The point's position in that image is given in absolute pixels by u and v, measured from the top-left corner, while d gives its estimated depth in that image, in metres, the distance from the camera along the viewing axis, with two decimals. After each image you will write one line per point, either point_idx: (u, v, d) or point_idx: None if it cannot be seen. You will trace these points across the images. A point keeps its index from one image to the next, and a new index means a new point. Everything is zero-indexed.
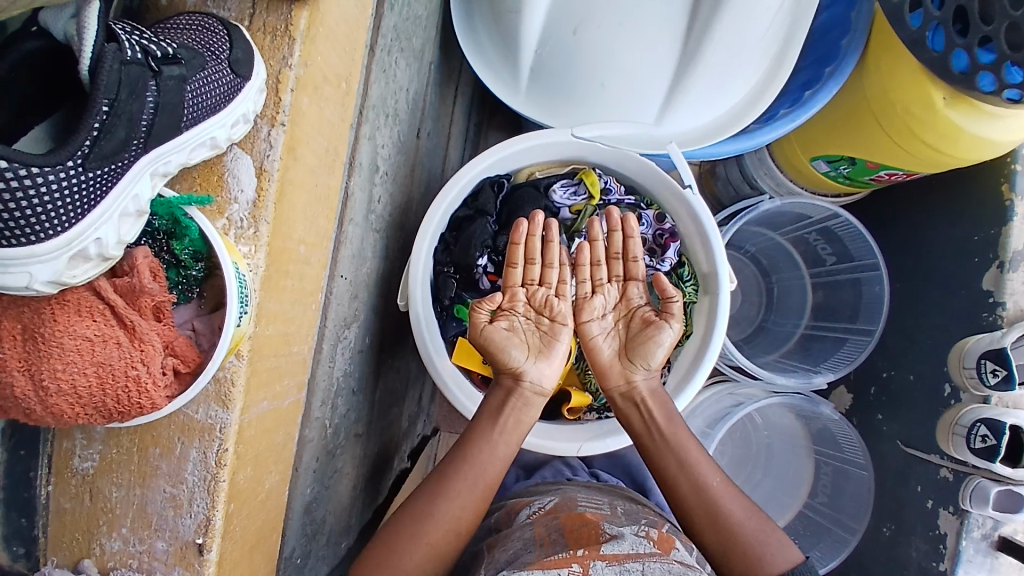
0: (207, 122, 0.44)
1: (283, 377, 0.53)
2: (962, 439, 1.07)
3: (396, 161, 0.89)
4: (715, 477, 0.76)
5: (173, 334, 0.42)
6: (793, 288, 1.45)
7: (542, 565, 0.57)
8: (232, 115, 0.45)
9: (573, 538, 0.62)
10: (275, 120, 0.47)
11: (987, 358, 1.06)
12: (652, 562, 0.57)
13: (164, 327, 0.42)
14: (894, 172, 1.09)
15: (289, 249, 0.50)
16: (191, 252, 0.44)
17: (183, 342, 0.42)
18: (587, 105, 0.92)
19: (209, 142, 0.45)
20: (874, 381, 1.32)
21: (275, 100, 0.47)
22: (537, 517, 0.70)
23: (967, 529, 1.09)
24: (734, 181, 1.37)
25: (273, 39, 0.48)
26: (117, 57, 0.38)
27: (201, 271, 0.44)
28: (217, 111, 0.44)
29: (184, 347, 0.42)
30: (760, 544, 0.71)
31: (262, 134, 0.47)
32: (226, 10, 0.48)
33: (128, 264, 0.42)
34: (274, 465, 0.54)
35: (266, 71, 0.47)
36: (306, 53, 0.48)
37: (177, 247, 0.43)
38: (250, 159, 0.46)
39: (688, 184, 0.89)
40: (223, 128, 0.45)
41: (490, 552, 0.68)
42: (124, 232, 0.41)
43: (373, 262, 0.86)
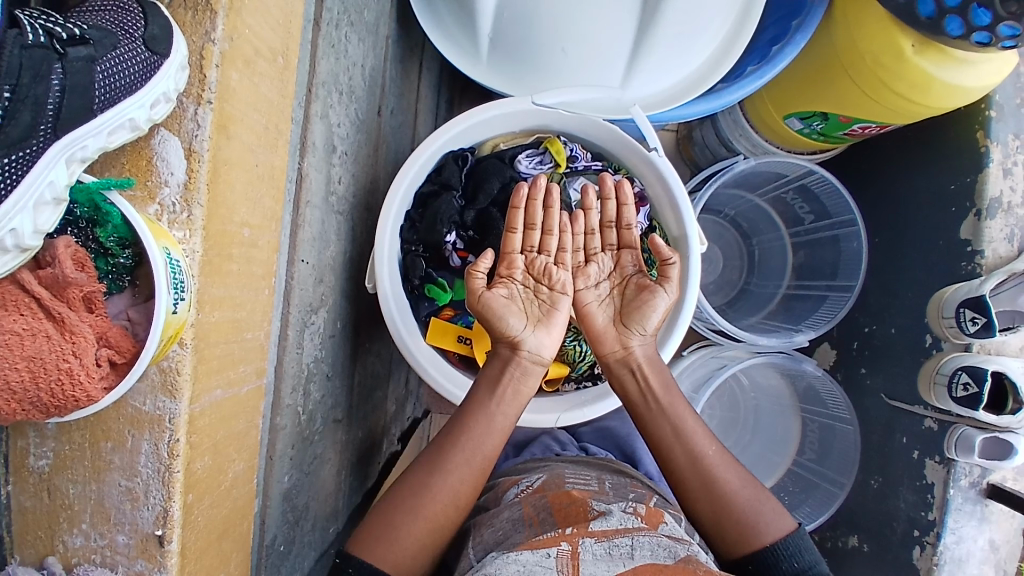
0: (124, 102, 0.42)
1: (238, 364, 0.52)
2: (943, 388, 1.08)
3: (354, 140, 0.87)
4: (709, 447, 0.75)
5: (107, 324, 0.41)
6: (772, 249, 1.45)
7: (530, 545, 0.56)
8: (151, 94, 0.43)
9: (562, 515, 0.62)
10: (201, 98, 0.45)
11: (966, 307, 1.05)
12: (641, 536, 0.56)
13: (97, 318, 0.41)
14: (867, 126, 1.07)
15: (231, 233, 0.48)
16: (116, 239, 0.42)
17: (117, 332, 0.41)
18: (550, 73, 0.90)
19: (129, 124, 0.43)
20: (857, 336, 1.32)
21: (200, 78, 0.45)
22: (525, 496, 0.70)
23: (954, 478, 1.09)
24: (710, 144, 1.36)
25: (195, 14, 0.45)
26: (17, 42, 0.38)
27: (128, 258, 0.43)
28: (135, 90, 0.42)
29: (119, 337, 0.41)
30: (753, 513, 0.71)
31: (189, 113, 0.45)
32: None
33: (50, 254, 0.40)
34: (237, 454, 0.53)
35: (188, 48, 0.45)
36: (231, 27, 0.46)
37: (102, 235, 0.42)
38: (179, 141, 0.44)
39: (653, 147, 0.87)
40: (142, 108, 0.43)
41: (479, 530, 0.68)
42: (41, 221, 0.40)
43: (338, 244, 0.85)
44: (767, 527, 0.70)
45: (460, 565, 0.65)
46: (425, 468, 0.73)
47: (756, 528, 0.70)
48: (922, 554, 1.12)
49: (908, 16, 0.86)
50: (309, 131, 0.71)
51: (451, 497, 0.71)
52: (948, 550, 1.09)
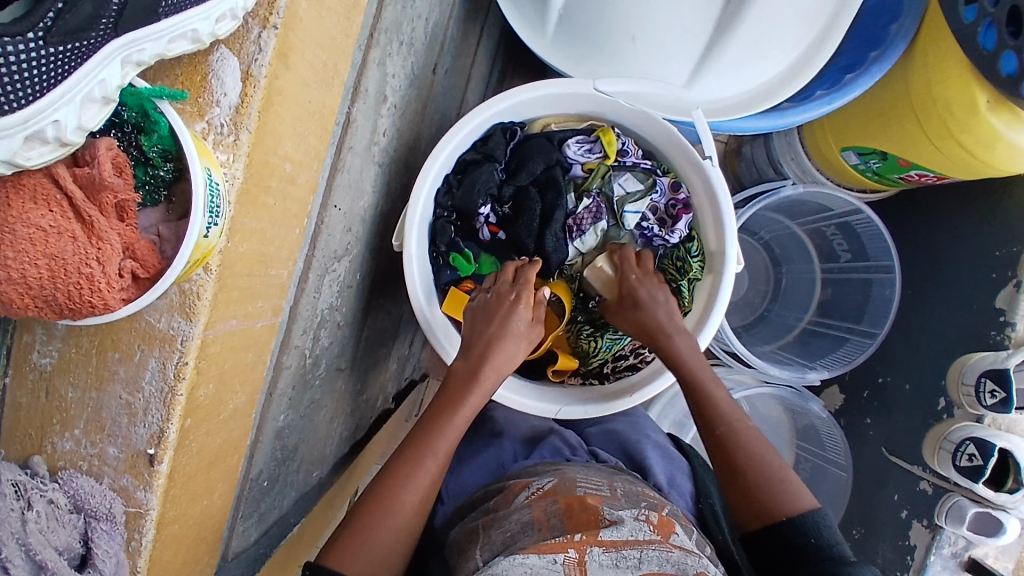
0: (187, 12, 0.40)
1: (257, 298, 0.51)
2: (947, 455, 1.05)
3: (404, 93, 0.85)
4: (735, 420, 0.75)
5: (135, 236, 0.40)
6: (801, 281, 1.42)
7: (537, 550, 0.56)
8: (219, 8, 0.41)
9: (571, 519, 0.61)
10: (267, 22, 0.43)
11: (987, 377, 1.01)
12: (650, 550, 0.56)
13: (126, 227, 0.40)
14: (925, 174, 1.04)
15: (273, 164, 0.47)
16: (159, 150, 0.41)
17: (144, 246, 0.40)
18: (615, 61, 0.88)
19: (191, 35, 0.41)
20: (868, 385, 1.29)
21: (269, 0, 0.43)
22: (536, 499, 0.68)
23: (937, 546, 1.08)
24: (759, 163, 1.32)
25: None
26: None
27: (168, 172, 0.42)
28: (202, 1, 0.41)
29: (145, 252, 0.40)
30: (778, 486, 0.71)
31: (251, 35, 0.43)
32: None
33: (89, 154, 0.40)
34: (241, 387, 0.53)
35: None
36: None
37: (145, 144, 0.41)
38: (237, 61, 0.43)
39: (709, 155, 0.83)
40: (207, 21, 0.41)
41: (487, 532, 0.67)
42: (86, 118, 0.39)
43: (371, 196, 0.84)
44: (790, 503, 0.70)
45: (465, 566, 0.63)
46: (419, 445, 0.70)
47: (777, 504, 0.70)
48: None
49: (990, 74, 0.82)
50: (364, 76, 0.69)
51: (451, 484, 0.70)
52: None
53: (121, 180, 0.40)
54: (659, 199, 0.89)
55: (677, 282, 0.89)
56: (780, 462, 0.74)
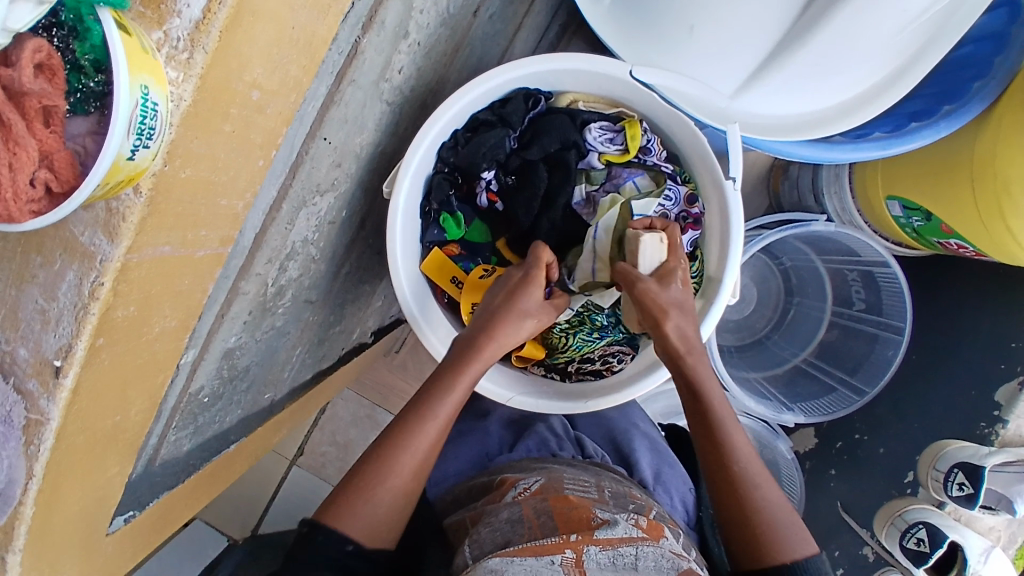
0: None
1: (199, 227, 0.48)
2: (895, 532, 0.99)
3: (432, 32, 0.79)
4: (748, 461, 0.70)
5: (59, 144, 0.36)
6: (809, 317, 1.35)
7: (533, 548, 0.56)
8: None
9: (562, 515, 0.61)
10: None
11: (960, 469, 0.95)
12: (645, 547, 0.57)
13: (50, 134, 0.36)
14: (963, 245, 1.01)
15: (234, 90, 0.43)
16: (93, 61, 0.36)
17: (63, 158, 0.36)
18: (665, 47, 0.81)
19: None
20: (843, 436, 1.24)
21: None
22: (525, 497, 0.67)
23: None
24: (802, 185, 1.23)
25: None
26: None
27: (99, 85, 0.36)
28: None
29: (64, 164, 0.36)
30: (780, 528, 0.67)
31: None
32: None
33: (15, 51, 0.34)
34: (171, 311, 0.51)
35: None
36: None
37: (78, 49, 0.36)
38: None
39: (731, 177, 0.76)
40: None
41: (476, 528, 0.66)
42: (14, 17, 0.33)
43: (371, 135, 0.79)
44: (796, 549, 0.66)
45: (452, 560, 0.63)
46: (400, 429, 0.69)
47: (785, 545, 0.65)
48: None
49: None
50: (382, 6, 0.63)
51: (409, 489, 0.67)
52: None
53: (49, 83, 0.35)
54: (670, 207, 0.83)
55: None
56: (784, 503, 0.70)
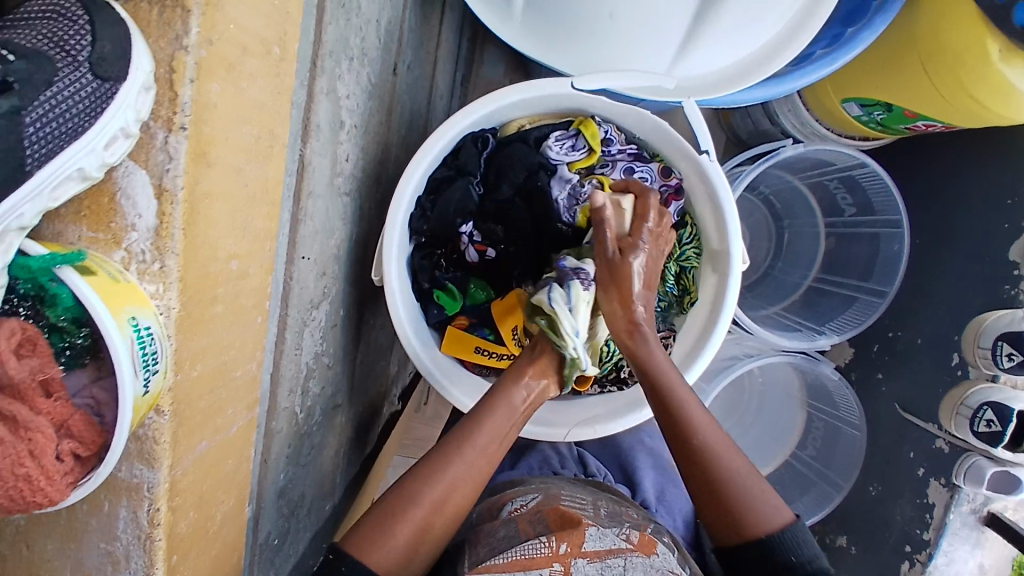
0: (69, 150, 0.36)
1: (225, 407, 0.47)
2: (964, 420, 1.01)
3: (365, 110, 0.77)
4: (705, 427, 0.68)
5: (69, 410, 0.36)
6: (804, 234, 1.35)
7: (520, 563, 0.53)
8: (106, 131, 0.35)
9: (557, 521, 0.57)
10: (171, 124, 0.36)
11: (1003, 340, 0.96)
12: (634, 556, 0.54)
13: (56, 403, 0.36)
14: (931, 123, 0.99)
15: (215, 272, 0.41)
16: (69, 318, 0.37)
17: (79, 421, 0.37)
18: (589, 40, 0.79)
19: (77, 174, 0.36)
20: (878, 339, 1.26)
21: (171, 95, 0.36)
22: (521, 513, 0.62)
23: (957, 504, 1.12)
24: (752, 114, 1.22)
25: (162, 13, 0.36)
26: None
27: (85, 338, 0.37)
28: (82, 133, 0.36)
29: (82, 428, 0.37)
30: (753, 502, 0.66)
31: (158, 142, 0.36)
32: None
33: None
34: (225, 494, 0.50)
35: (154, 59, 0.36)
36: (207, 28, 0.36)
37: (51, 314, 0.37)
38: (148, 176, 0.36)
39: (705, 149, 0.76)
40: (94, 153, 0.36)
41: (475, 546, 0.61)
42: None
43: (343, 230, 0.78)
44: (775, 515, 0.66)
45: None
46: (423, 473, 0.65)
47: (760, 518, 0.66)
48: (910, 569, 1.15)
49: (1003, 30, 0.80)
50: (313, 111, 0.62)
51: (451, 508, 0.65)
52: (938, 569, 1.13)
53: (33, 357, 0.36)
54: (649, 187, 0.83)
55: (667, 264, 0.85)
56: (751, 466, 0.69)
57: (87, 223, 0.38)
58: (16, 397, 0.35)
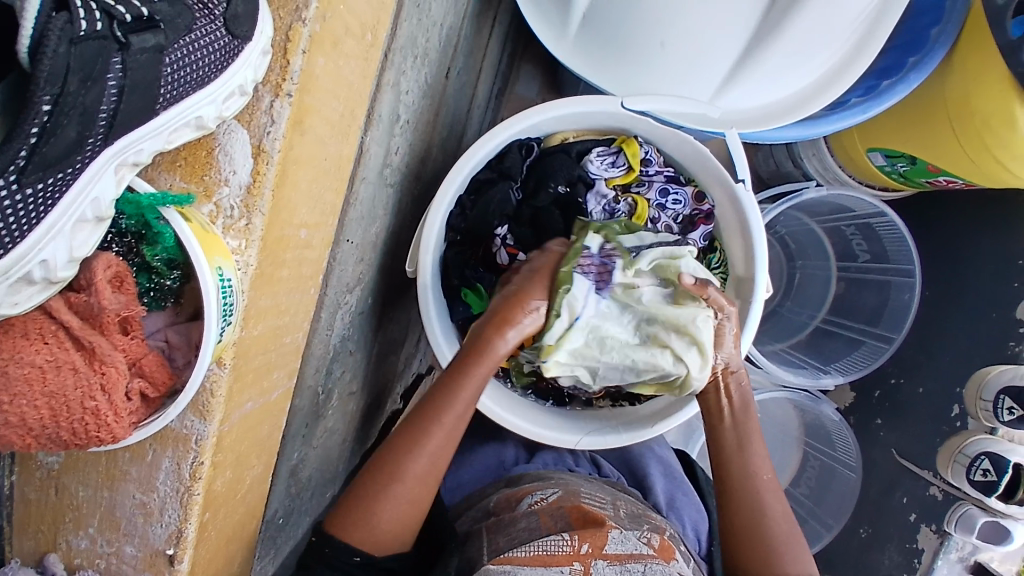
0: (192, 99, 0.40)
1: (272, 371, 0.48)
2: (961, 468, 1.02)
3: (418, 107, 0.80)
4: (769, 481, 0.73)
5: (143, 350, 0.39)
6: (816, 277, 1.37)
7: (542, 559, 0.56)
8: (227, 87, 0.40)
9: (581, 522, 0.60)
10: (279, 88, 0.42)
11: (1007, 394, 0.98)
12: (653, 563, 0.56)
13: (132, 341, 0.39)
14: (953, 180, 1.02)
15: (286, 237, 0.44)
16: (164, 259, 0.40)
17: (151, 361, 0.39)
18: (639, 64, 0.81)
19: (194, 123, 0.41)
20: (880, 385, 1.28)
21: (283, 63, 0.42)
22: (543, 506, 0.65)
23: (945, 551, 1.14)
24: (777, 155, 1.26)
25: None
26: (67, 35, 0.33)
27: (175, 280, 0.41)
28: (206, 84, 0.40)
29: (154, 368, 0.39)
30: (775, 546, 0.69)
31: (263, 105, 0.42)
32: None
33: (85, 279, 0.38)
34: (257, 459, 0.51)
35: (274, 26, 0.42)
36: None
37: (148, 252, 0.40)
38: (247, 134, 0.42)
39: (741, 178, 0.79)
40: (213, 104, 0.40)
41: (495, 533, 0.64)
42: (76, 245, 0.37)
43: (383, 220, 0.80)
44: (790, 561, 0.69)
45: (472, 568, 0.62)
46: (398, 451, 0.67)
47: (784, 562, 0.68)
48: None
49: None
50: (378, 100, 0.64)
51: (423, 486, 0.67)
52: None
53: (122, 293, 0.39)
54: (681, 208, 0.84)
55: None
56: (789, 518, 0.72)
57: (182, 172, 0.42)
58: (99, 331, 0.38)
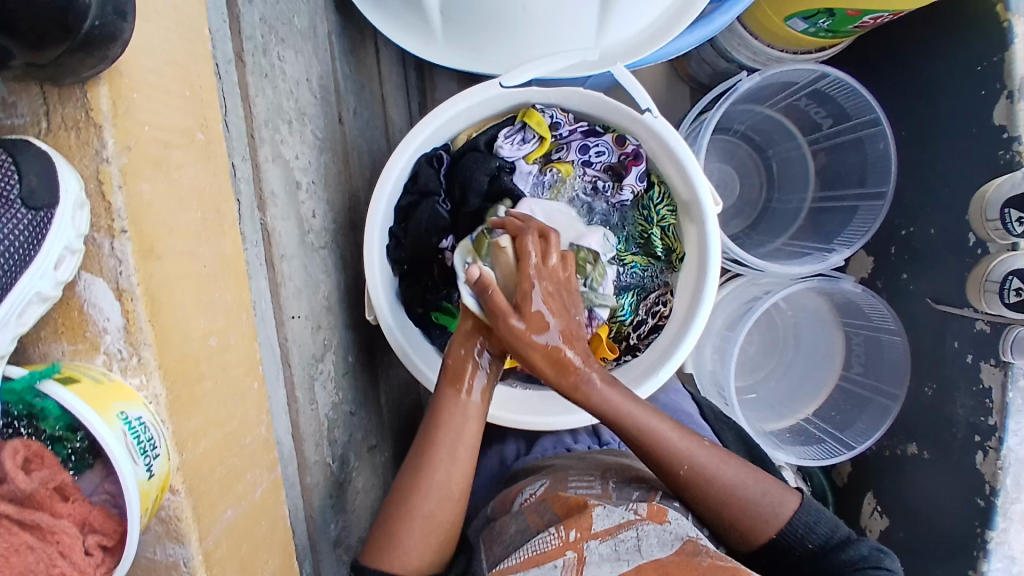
0: (20, 283, 0.39)
1: (244, 474, 0.50)
2: (993, 296, 1.00)
3: (321, 162, 0.81)
4: (691, 456, 0.69)
5: (88, 509, 0.40)
6: (793, 159, 1.33)
7: (533, 559, 0.54)
8: (51, 254, 0.40)
9: (565, 509, 0.60)
10: (112, 230, 0.41)
11: (1011, 206, 0.96)
12: (644, 526, 0.57)
13: (74, 505, 0.40)
14: (880, 15, 0.97)
15: (193, 352, 0.45)
16: (64, 426, 0.40)
17: (98, 515, 0.40)
18: (512, 37, 0.80)
19: (37, 297, 0.40)
20: (894, 240, 1.23)
21: (105, 204, 0.41)
22: (532, 504, 0.64)
23: (1013, 380, 1.05)
24: (705, 58, 1.21)
25: (78, 134, 0.41)
26: None
27: (83, 439, 0.41)
28: (30, 260, 0.39)
29: (101, 520, 0.40)
30: (750, 512, 0.68)
31: (104, 250, 0.41)
32: (19, 117, 0.42)
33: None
34: (267, 555, 0.53)
35: (82, 177, 0.41)
36: (121, 136, 0.41)
37: (47, 426, 0.40)
38: (105, 281, 0.41)
39: (646, 107, 0.77)
40: (45, 277, 0.40)
41: (490, 545, 0.63)
42: None
43: (329, 281, 0.81)
44: (777, 516, 0.68)
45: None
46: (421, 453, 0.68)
47: (763, 520, 0.68)
48: (986, 458, 1.08)
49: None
50: (263, 179, 0.65)
51: (450, 493, 0.67)
52: (1012, 453, 1.05)
53: (42, 468, 0.39)
54: (607, 158, 0.84)
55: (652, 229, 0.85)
56: (739, 467, 0.70)
57: (66, 337, 0.43)
58: (40, 505, 0.39)
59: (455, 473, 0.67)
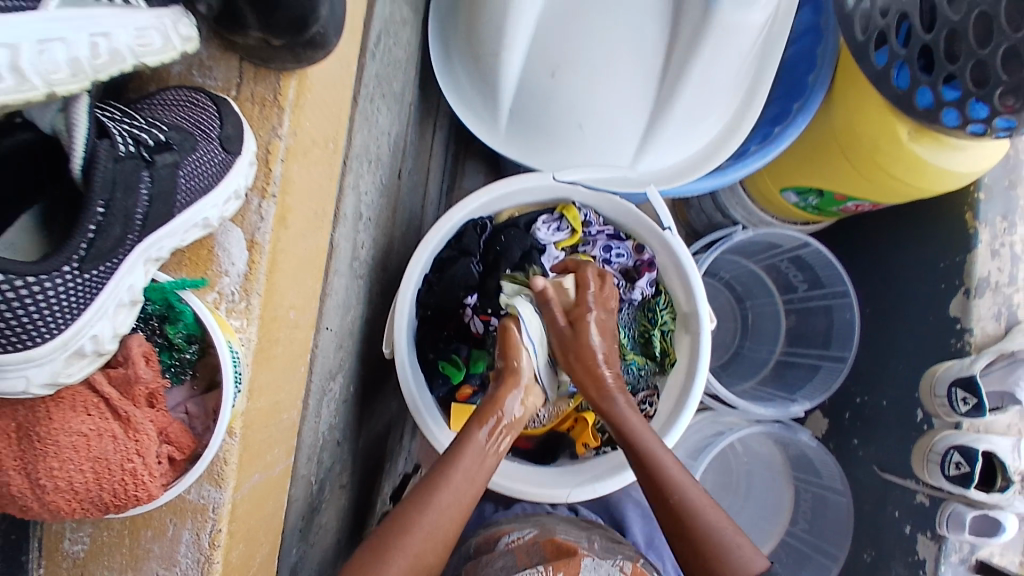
0: (201, 202, 0.51)
1: (272, 447, 0.59)
2: (935, 466, 1.09)
3: (379, 204, 0.89)
4: (684, 485, 0.73)
5: (168, 420, 0.49)
6: (766, 314, 1.48)
7: None
8: (225, 194, 0.52)
9: (554, 553, 0.63)
10: (265, 192, 0.56)
11: (957, 385, 1.07)
12: None
13: (158, 413, 0.48)
14: (861, 203, 1.13)
15: (279, 315, 0.57)
16: (184, 335, 0.51)
17: (176, 429, 0.49)
18: (564, 147, 0.94)
19: (202, 222, 0.52)
20: (848, 406, 1.34)
21: (265, 174, 0.56)
22: (518, 544, 0.67)
23: (945, 555, 1.11)
24: (707, 209, 1.40)
25: (263, 111, 0.56)
26: (112, 156, 0.44)
27: (193, 352, 0.51)
28: (209, 189, 0.51)
29: (178, 434, 0.49)
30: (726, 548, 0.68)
31: (253, 207, 0.55)
32: (212, 80, 0.57)
33: (123, 354, 0.48)
34: (262, 538, 0.59)
35: (256, 144, 0.56)
36: (295, 123, 0.57)
37: (171, 331, 0.51)
38: (241, 232, 0.55)
39: (667, 225, 0.90)
40: (215, 208, 0.52)
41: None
42: (119, 323, 0.47)
43: (357, 309, 0.86)
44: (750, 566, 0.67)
45: None
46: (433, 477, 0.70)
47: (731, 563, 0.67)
48: None
49: (934, 127, 0.79)
50: (342, 202, 0.73)
51: (457, 513, 0.70)
52: None
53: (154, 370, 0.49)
54: (625, 260, 0.96)
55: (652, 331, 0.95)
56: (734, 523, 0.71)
57: (187, 269, 0.54)
58: (134, 402, 0.48)
59: (465, 495, 0.70)
